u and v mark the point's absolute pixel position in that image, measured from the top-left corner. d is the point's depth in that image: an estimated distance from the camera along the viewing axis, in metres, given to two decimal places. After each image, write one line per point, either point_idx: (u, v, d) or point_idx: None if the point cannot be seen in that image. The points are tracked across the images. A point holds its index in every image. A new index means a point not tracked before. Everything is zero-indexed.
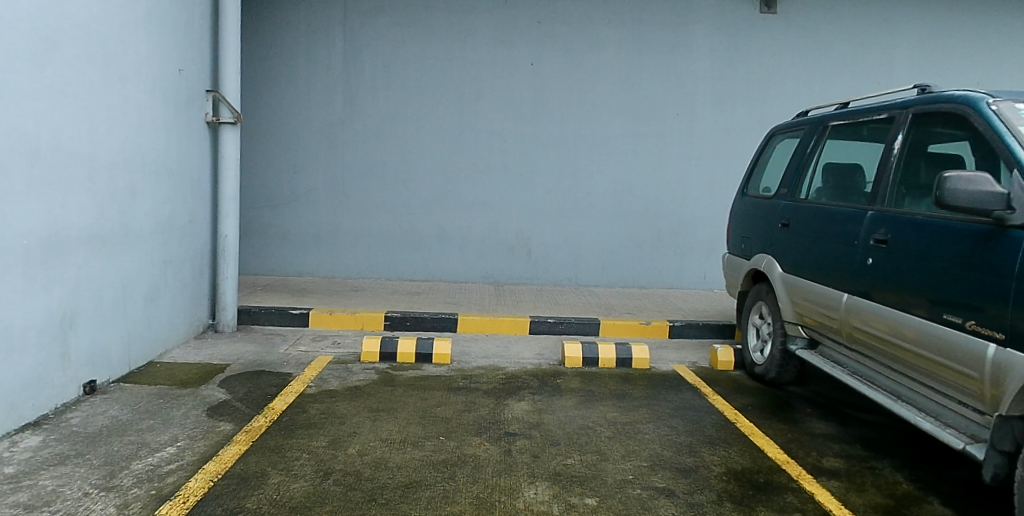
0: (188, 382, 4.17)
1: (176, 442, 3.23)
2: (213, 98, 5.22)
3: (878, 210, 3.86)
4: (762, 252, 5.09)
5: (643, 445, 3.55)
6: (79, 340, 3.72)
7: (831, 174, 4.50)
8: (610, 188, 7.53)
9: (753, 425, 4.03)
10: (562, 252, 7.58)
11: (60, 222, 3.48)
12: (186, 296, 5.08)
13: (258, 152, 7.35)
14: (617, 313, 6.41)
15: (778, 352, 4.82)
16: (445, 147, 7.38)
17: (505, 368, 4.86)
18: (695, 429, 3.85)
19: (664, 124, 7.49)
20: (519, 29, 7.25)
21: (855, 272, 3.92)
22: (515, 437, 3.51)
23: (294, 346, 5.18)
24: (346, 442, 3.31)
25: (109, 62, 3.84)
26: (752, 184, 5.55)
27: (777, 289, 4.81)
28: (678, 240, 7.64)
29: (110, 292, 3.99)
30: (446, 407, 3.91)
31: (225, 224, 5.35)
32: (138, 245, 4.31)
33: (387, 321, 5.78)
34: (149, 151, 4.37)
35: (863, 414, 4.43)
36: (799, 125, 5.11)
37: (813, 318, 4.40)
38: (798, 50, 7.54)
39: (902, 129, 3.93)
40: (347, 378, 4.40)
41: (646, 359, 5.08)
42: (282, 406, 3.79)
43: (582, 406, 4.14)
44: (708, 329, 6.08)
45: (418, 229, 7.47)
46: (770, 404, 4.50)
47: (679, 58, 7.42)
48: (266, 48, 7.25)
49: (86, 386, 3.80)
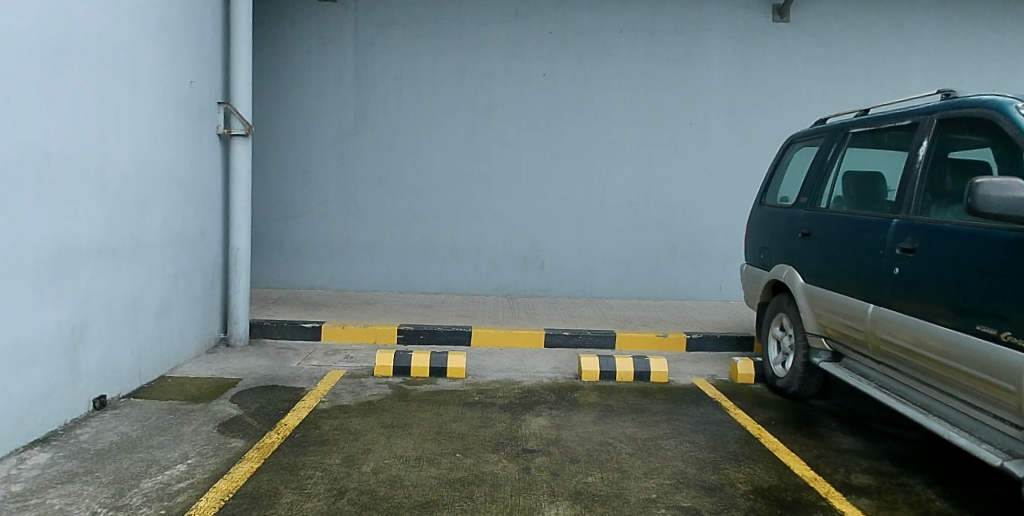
0: (200, 397, 4.11)
1: (186, 459, 3.15)
2: (225, 110, 5.19)
3: (903, 219, 3.74)
4: (782, 262, 4.98)
5: (665, 462, 3.44)
6: (89, 354, 3.66)
7: (851, 183, 4.39)
8: (623, 199, 7.44)
9: (777, 441, 3.90)
10: (576, 263, 7.49)
11: (70, 233, 3.44)
12: (197, 310, 5.03)
13: (269, 164, 7.33)
14: (633, 325, 6.31)
15: (800, 365, 4.68)
16: (458, 160, 7.34)
17: (520, 382, 4.76)
18: (717, 445, 3.73)
19: (678, 134, 7.41)
20: (530, 39, 7.22)
21: (881, 282, 3.79)
22: (534, 454, 3.41)
23: (305, 360, 5.11)
24: (360, 459, 3.22)
25: (120, 72, 3.82)
26: (770, 194, 5.45)
27: (798, 300, 4.68)
28: (694, 251, 7.53)
29: (120, 304, 3.94)
30: (462, 423, 3.81)
31: (237, 237, 5.31)
32: (150, 257, 4.27)
33: (401, 334, 5.71)
34: (160, 163, 4.35)
35: (891, 429, 4.27)
36: (818, 133, 5.00)
37: (837, 330, 4.26)
38: (812, 58, 7.46)
39: (926, 136, 3.82)
40: (360, 393, 4.32)
41: (665, 372, 4.96)
42: (294, 422, 3.71)
43: (600, 421, 4.03)
44: (726, 341, 5.96)
45: (431, 242, 7.42)
46: (793, 419, 4.37)
47: (693, 67, 7.35)
48: (278, 62, 7.24)
49: (96, 401, 3.74)
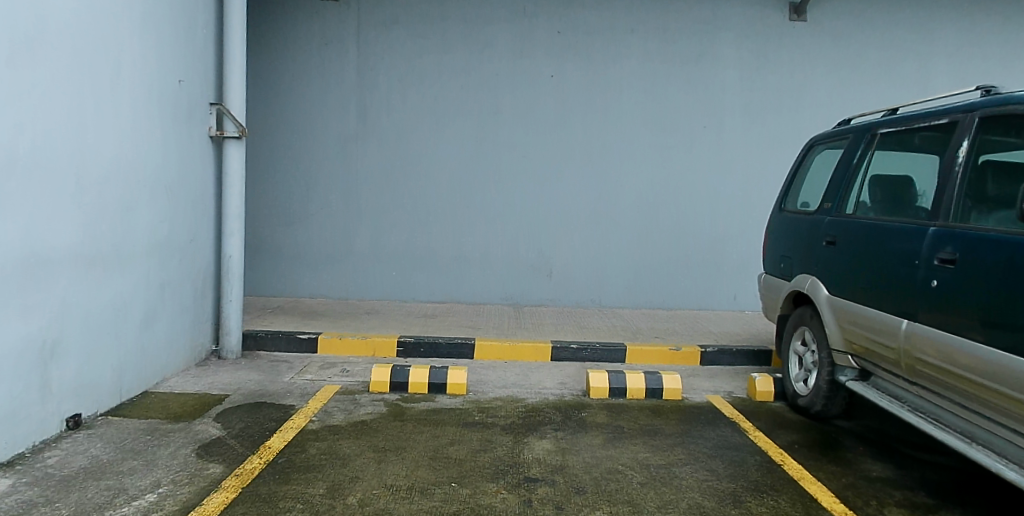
0: (182, 415, 3.86)
1: (158, 487, 2.90)
2: (218, 112, 4.98)
3: (940, 227, 3.42)
4: (805, 272, 4.66)
5: (680, 494, 3.14)
6: (63, 370, 3.43)
7: (882, 187, 4.08)
8: (635, 203, 7.15)
9: (802, 468, 3.59)
10: (585, 271, 7.21)
11: (41, 241, 3.22)
12: (186, 321, 4.80)
13: (268, 168, 7.11)
14: (644, 337, 6.01)
15: (824, 383, 4.35)
16: (462, 164, 7.09)
17: (525, 400, 4.48)
18: (737, 473, 3.43)
19: (691, 137, 7.11)
20: (538, 39, 6.97)
21: (915, 295, 3.47)
22: (537, 483, 3.13)
23: (299, 374, 4.86)
24: (346, 489, 2.95)
25: (99, 69, 3.60)
26: (791, 199, 5.13)
27: (823, 314, 4.35)
28: (708, 259, 7.23)
29: (98, 317, 3.71)
30: (461, 447, 3.54)
31: (229, 244, 5.08)
32: (133, 266, 4.05)
33: (401, 347, 5.45)
34: (145, 166, 4.12)
35: (924, 455, 3.95)
36: (842, 134, 4.68)
37: (866, 347, 3.94)
38: (831, 59, 7.15)
39: (965, 135, 3.49)
40: (353, 412, 4.06)
41: (679, 389, 4.67)
42: (280, 445, 3.45)
43: (610, 444, 3.74)
44: (743, 355, 5.65)
45: (435, 249, 7.17)
46: (817, 442, 4.05)
47: (708, 68, 7.06)
48: (278, 64, 7.03)
49: (70, 420, 3.51)
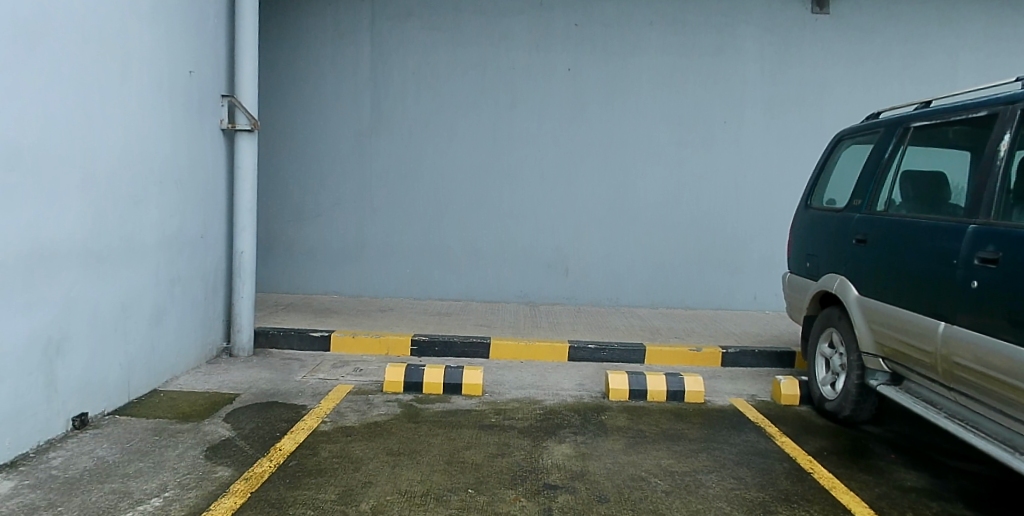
0: (191, 415, 3.77)
1: (164, 491, 2.80)
2: (229, 104, 4.88)
3: (981, 225, 3.23)
4: (832, 272, 4.47)
5: (707, 502, 2.99)
6: (69, 368, 3.34)
7: (915, 183, 3.90)
8: (653, 200, 6.99)
9: (833, 477, 3.43)
10: (602, 269, 7.05)
11: (46, 234, 3.12)
12: (197, 318, 4.71)
13: (281, 164, 7.02)
14: (663, 337, 5.85)
15: (853, 388, 4.18)
16: (477, 159, 6.96)
17: (542, 401, 4.35)
18: (766, 482, 3.28)
19: (711, 132, 6.93)
20: (555, 32, 6.82)
21: (953, 295, 3.28)
22: (556, 491, 3.00)
23: (312, 373, 4.76)
24: (359, 495, 2.84)
25: (107, 58, 3.51)
26: (817, 196, 4.95)
27: (852, 315, 4.17)
28: (729, 257, 7.05)
29: (106, 315, 3.62)
30: (477, 451, 3.41)
31: (240, 239, 4.99)
32: (142, 260, 3.96)
33: (414, 346, 5.35)
34: (154, 159, 4.03)
35: (959, 463, 3.77)
36: (872, 128, 4.49)
37: (898, 350, 3.75)
38: (855, 52, 6.94)
39: (1007, 128, 3.30)
40: (367, 413, 3.95)
41: (701, 392, 4.50)
42: (290, 447, 3.35)
43: (631, 450, 3.60)
44: (765, 357, 5.48)
45: (449, 246, 7.05)
46: (847, 449, 3.88)
47: (728, 62, 6.88)
48: (292, 57, 6.94)
49: (76, 419, 3.42)
